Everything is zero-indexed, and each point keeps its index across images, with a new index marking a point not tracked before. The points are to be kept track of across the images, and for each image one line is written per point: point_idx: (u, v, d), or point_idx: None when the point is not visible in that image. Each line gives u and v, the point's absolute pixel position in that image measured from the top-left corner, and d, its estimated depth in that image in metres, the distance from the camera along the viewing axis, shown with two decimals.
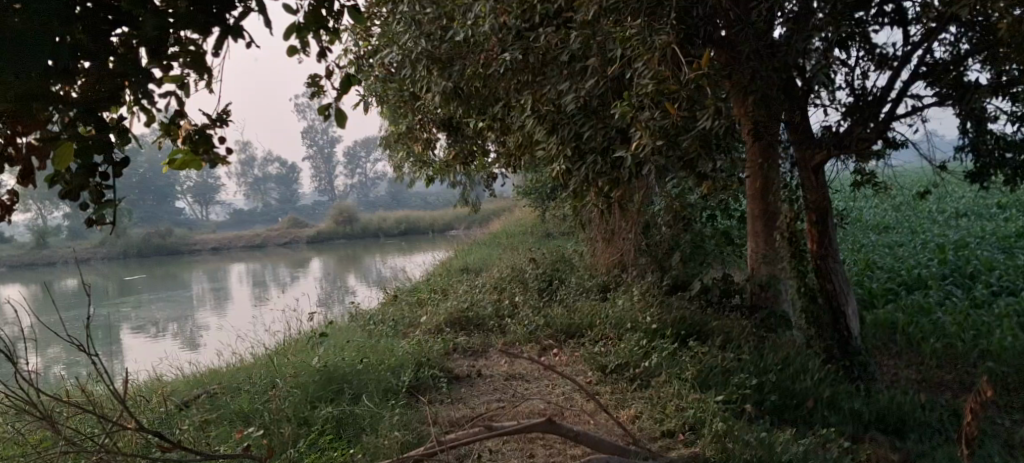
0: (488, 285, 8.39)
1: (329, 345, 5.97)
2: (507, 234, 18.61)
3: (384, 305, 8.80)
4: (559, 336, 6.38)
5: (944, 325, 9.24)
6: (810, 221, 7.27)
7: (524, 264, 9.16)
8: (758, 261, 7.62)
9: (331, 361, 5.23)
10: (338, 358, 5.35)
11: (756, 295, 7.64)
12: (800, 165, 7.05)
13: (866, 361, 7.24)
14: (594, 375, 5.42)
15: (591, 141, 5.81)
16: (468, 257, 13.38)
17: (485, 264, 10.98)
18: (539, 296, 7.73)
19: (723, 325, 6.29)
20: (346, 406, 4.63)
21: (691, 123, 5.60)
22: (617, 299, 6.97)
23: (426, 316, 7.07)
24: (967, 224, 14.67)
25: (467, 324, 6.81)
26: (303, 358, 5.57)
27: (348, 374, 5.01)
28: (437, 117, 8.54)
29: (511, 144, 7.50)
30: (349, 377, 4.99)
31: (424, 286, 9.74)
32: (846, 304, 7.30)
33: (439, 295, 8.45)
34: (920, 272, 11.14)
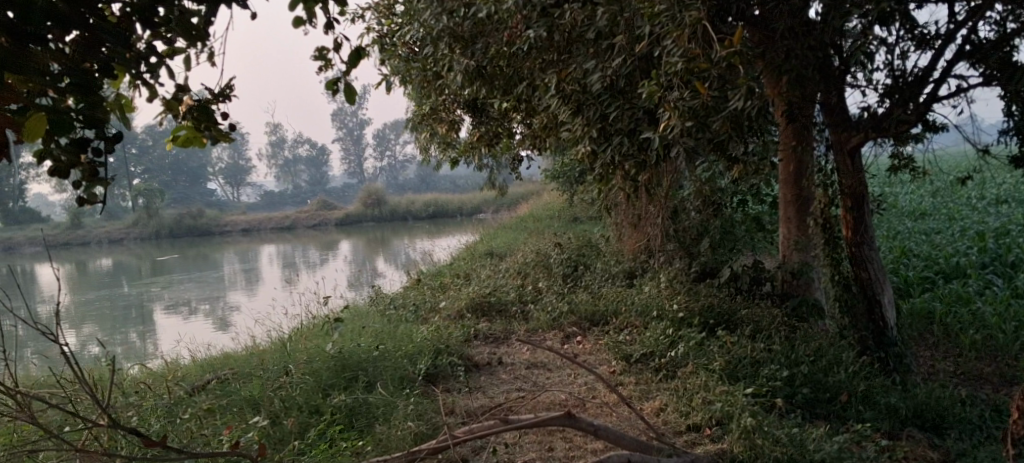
0: (512, 270, 8.24)
1: (349, 330, 5.87)
2: (535, 217, 18.43)
3: (406, 289, 8.69)
4: (583, 324, 6.22)
5: (984, 316, 8.93)
6: (845, 207, 7.01)
7: (549, 249, 8.99)
8: (791, 247, 7.49)
9: (346, 347, 5.13)
10: (354, 344, 5.23)
11: (788, 282, 7.40)
12: (836, 148, 6.79)
13: (901, 352, 6.98)
14: (618, 365, 5.24)
15: (618, 122, 5.61)
16: (493, 241, 13.24)
17: (510, 248, 10.83)
18: (563, 282, 7.56)
19: (754, 314, 6.08)
20: (360, 394, 4.55)
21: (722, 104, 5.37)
22: (643, 286, 6.78)
23: (447, 301, 6.94)
24: (1008, 210, 14.21)
25: (490, 309, 6.67)
26: (320, 343, 5.47)
27: (363, 360, 4.93)
28: (461, 97, 8.37)
29: (536, 125, 7.31)
30: (365, 364, 4.91)
31: (448, 270, 9.61)
32: (881, 293, 7.05)
33: (462, 279, 8.32)
34: (958, 260, 10.79)
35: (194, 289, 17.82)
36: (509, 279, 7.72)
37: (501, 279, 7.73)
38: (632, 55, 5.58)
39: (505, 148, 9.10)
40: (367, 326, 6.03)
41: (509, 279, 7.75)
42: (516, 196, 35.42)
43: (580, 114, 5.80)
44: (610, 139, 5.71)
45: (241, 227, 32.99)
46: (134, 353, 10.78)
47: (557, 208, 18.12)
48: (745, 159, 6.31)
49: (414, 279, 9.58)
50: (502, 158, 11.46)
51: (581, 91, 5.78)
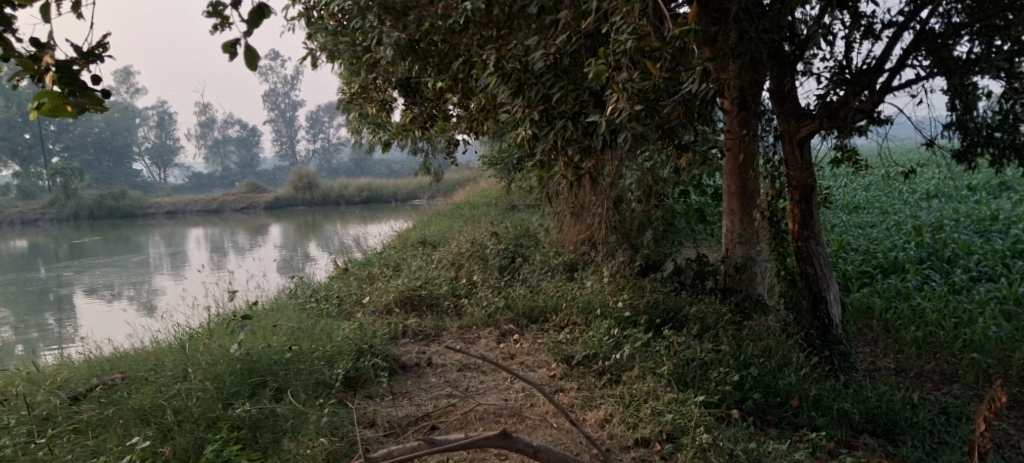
0: (446, 260, 7.78)
1: (258, 329, 5.32)
2: (470, 205, 17.97)
3: (333, 279, 8.15)
4: (521, 321, 5.81)
5: (923, 312, 8.88)
6: (792, 201, 6.79)
7: (485, 238, 8.56)
8: (733, 240, 7.20)
9: (256, 347, 4.70)
10: (264, 344, 4.74)
11: (731, 276, 7.13)
12: (784, 139, 6.56)
13: (847, 350, 6.78)
14: (558, 368, 4.85)
15: (561, 105, 5.19)
16: (427, 229, 12.74)
17: (446, 236, 10.36)
18: (499, 274, 7.14)
19: (700, 311, 5.75)
20: (265, 403, 4.16)
21: (674, 87, 5.01)
22: (585, 280, 6.41)
23: (375, 294, 6.45)
24: (939, 205, 14.39)
25: (421, 304, 6.21)
26: (229, 341, 4.94)
27: (275, 363, 4.54)
28: (395, 76, 7.85)
29: (473, 107, 6.86)
30: (276, 367, 4.52)
31: (378, 258, 9.09)
32: (826, 290, 6.85)
33: (392, 269, 7.83)
34: (896, 255, 10.78)
35: (109, 273, 16.82)
36: (442, 270, 7.27)
37: (434, 271, 7.28)
38: (577, 32, 5.17)
39: (440, 131, 8.63)
40: (285, 322, 5.50)
41: (442, 270, 7.30)
42: (453, 182, 34.87)
43: (521, 95, 5.37)
44: (552, 123, 5.29)
45: (165, 208, 31.62)
46: (36, 343, 9.95)
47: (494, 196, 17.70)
48: (694, 148, 5.98)
49: (342, 269, 9.04)
50: (438, 142, 10.97)
51: (522, 70, 5.34)
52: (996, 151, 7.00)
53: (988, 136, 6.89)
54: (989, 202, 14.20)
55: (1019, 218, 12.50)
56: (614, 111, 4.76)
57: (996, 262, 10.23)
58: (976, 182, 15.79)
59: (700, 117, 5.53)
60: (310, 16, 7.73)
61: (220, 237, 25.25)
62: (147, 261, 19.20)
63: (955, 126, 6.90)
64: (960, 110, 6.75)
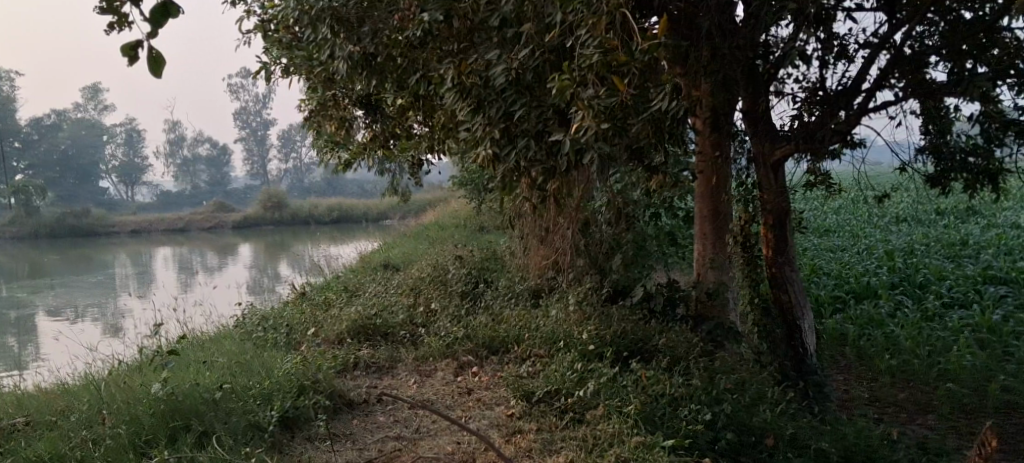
0: (406, 285, 7.43)
1: (192, 365, 4.93)
2: (438, 226, 17.61)
3: (288, 304, 7.75)
4: (480, 353, 5.45)
5: (897, 340, 8.67)
6: (765, 225, 6.57)
7: (448, 262, 8.22)
8: (704, 265, 6.79)
9: (179, 384, 4.41)
10: (190, 384, 4.40)
11: (702, 303, 6.87)
12: (757, 162, 6.36)
13: (823, 381, 6.50)
14: (516, 406, 4.51)
15: (524, 123, 4.88)
16: (392, 251, 12.35)
17: (409, 258, 9.98)
18: (460, 301, 6.79)
19: (670, 342, 5.44)
20: (180, 450, 3.89)
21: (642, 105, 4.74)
22: (550, 308, 6.08)
23: (327, 322, 6.07)
24: (908, 229, 14.31)
25: (375, 334, 5.84)
26: (158, 377, 4.55)
27: (202, 405, 4.20)
28: (354, 92, 7.53)
29: (435, 125, 6.55)
30: (203, 410, 4.18)
31: (336, 283, 8.69)
32: (801, 318, 6.60)
33: (348, 295, 7.45)
34: (868, 280, 10.60)
35: (62, 294, 16.19)
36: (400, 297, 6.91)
37: (392, 297, 6.92)
38: (540, 46, 4.88)
39: (401, 151, 8.30)
40: (224, 355, 5.11)
41: (402, 296, 6.95)
42: (422, 203, 34.50)
43: (481, 112, 5.05)
44: (513, 142, 4.96)
45: (130, 227, 30.98)
46: None
47: (463, 217, 17.36)
48: (664, 170, 5.70)
49: (299, 292, 8.64)
50: (401, 162, 10.64)
51: (482, 86, 5.03)
52: (968, 178, 6.76)
53: (962, 161, 6.68)
54: (957, 226, 14.14)
55: (988, 242, 12.43)
56: (580, 129, 4.46)
57: (968, 288, 10.08)
58: (944, 206, 15.78)
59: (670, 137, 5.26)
60: (265, 29, 7.40)
61: (183, 257, 24.64)
62: (104, 282, 18.58)
63: (926, 150, 6.74)
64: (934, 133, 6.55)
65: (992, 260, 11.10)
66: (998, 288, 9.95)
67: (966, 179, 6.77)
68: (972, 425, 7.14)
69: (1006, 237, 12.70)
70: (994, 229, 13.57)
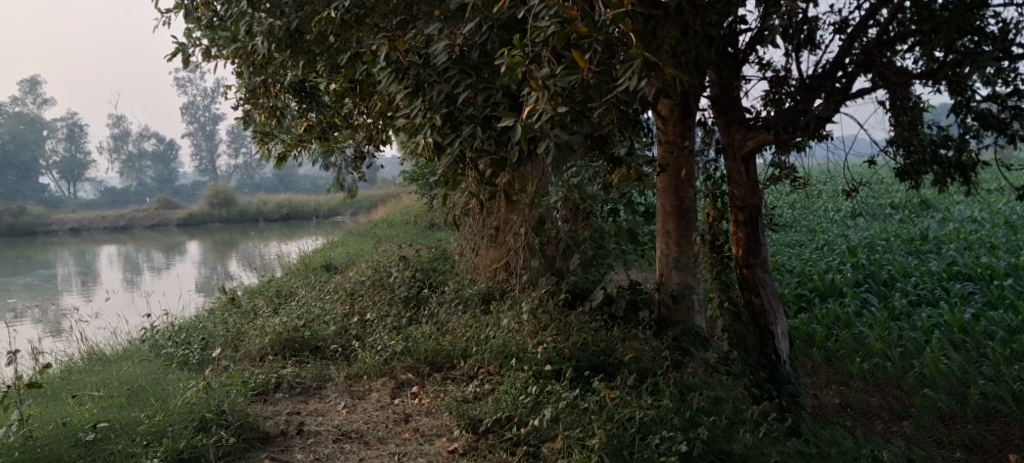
0: (343, 290, 6.78)
1: (89, 405, 4.29)
2: (384, 223, 16.91)
3: (214, 311, 7.05)
4: (422, 370, 4.94)
5: (866, 341, 8.24)
6: (735, 221, 6.07)
7: (392, 263, 7.57)
8: (668, 266, 6.36)
9: (41, 424, 4.02)
10: (56, 423, 4.02)
11: (666, 307, 6.32)
12: (727, 154, 5.90)
13: (797, 391, 6.00)
14: (460, 439, 4.05)
15: (470, 108, 4.23)
16: (334, 250, 11.65)
17: (351, 259, 9.31)
18: (401, 308, 6.16)
19: (633, 351, 4.93)
20: None
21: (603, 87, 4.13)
22: (501, 317, 5.49)
23: (250, 333, 5.60)
24: (866, 223, 14.02)
25: (302, 349, 5.30)
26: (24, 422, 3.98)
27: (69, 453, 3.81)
28: (283, 78, 6.83)
29: (372, 112, 5.89)
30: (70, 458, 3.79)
31: (269, 286, 8.00)
32: (773, 324, 6.10)
33: (278, 301, 6.78)
34: (832, 278, 10.21)
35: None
36: (334, 303, 6.26)
37: (329, 306, 6.29)
38: (489, 19, 4.24)
39: (338, 143, 7.60)
40: (118, 386, 4.60)
41: (339, 305, 6.31)
42: (371, 199, 33.61)
43: (419, 95, 4.39)
44: (457, 130, 4.31)
45: (69, 225, 29.77)
46: None
47: (411, 213, 16.70)
48: (628, 162, 5.11)
49: (230, 297, 7.93)
50: (342, 155, 9.92)
51: (421, 65, 4.37)
52: (938, 172, 6.27)
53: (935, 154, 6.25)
54: (914, 220, 13.89)
55: (947, 237, 12.16)
56: (534, 113, 3.85)
57: (934, 285, 9.72)
58: (899, 199, 15.52)
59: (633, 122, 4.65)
60: (183, 6, 6.66)
61: (122, 255, 23.52)
62: (32, 282, 17.57)
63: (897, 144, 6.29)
64: (913, 123, 6.08)
65: (956, 256, 10.78)
66: (964, 285, 9.61)
67: (937, 173, 6.30)
68: (949, 433, 6.73)
69: (964, 232, 12.44)
70: (952, 223, 13.34)
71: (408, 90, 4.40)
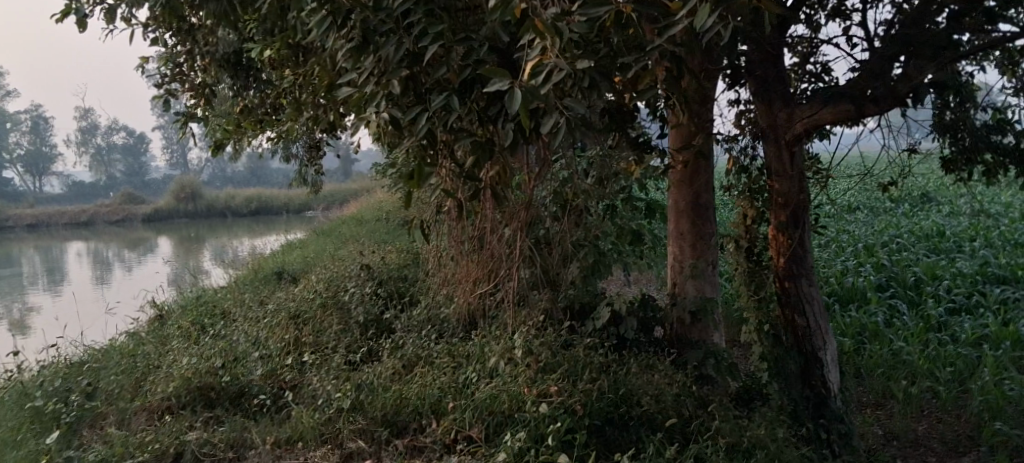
0: (284, 313, 5.52)
1: None
2: (347, 221, 15.56)
3: (133, 336, 5.78)
4: (378, 436, 3.98)
5: (907, 358, 7.03)
6: (775, 222, 4.87)
7: (349, 273, 6.27)
8: (681, 274, 5.18)
9: None
10: None
11: (683, 326, 5.14)
12: (767, 139, 4.69)
13: (851, 433, 4.81)
14: None
15: (444, 69, 3.03)
16: (288, 254, 10.34)
17: (302, 266, 8.02)
18: (355, 343, 4.99)
19: (651, 385, 4.18)
20: None
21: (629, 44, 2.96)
22: (485, 359, 4.37)
23: (160, 377, 4.64)
24: (870, 217, 12.85)
25: (220, 400, 4.44)
26: None
27: None
28: (206, 48, 5.50)
29: (315, 83, 4.59)
30: None
31: (201, 302, 6.73)
32: (822, 349, 4.91)
33: (206, 332, 5.56)
34: (852, 281, 8.89)
35: None
36: (276, 341, 5.08)
37: (269, 341, 5.11)
38: None
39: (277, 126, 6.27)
40: None
41: (280, 337, 5.13)
42: (342, 194, 32.03)
43: (369, 51, 3.13)
44: (423, 101, 3.08)
45: (25, 222, 27.86)
46: None
47: (376, 211, 15.35)
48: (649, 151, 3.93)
49: (158, 317, 6.65)
50: (289, 144, 8.56)
51: (371, 7, 3.08)
52: (1000, 161, 5.00)
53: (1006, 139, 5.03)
54: (919, 214, 12.71)
55: (966, 234, 10.98)
56: (539, 73, 2.73)
57: (969, 290, 8.45)
58: (901, 191, 14.36)
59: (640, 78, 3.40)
60: None
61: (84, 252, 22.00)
62: None
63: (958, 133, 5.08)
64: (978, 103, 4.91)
65: (986, 254, 9.56)
66: (1002, 290, 8.40)
67: (987, 162, 5.02)
68: None
69: (981, 228, 11.27)
70: (964, 217, 12.17)
71: (351, 44, 3.13)
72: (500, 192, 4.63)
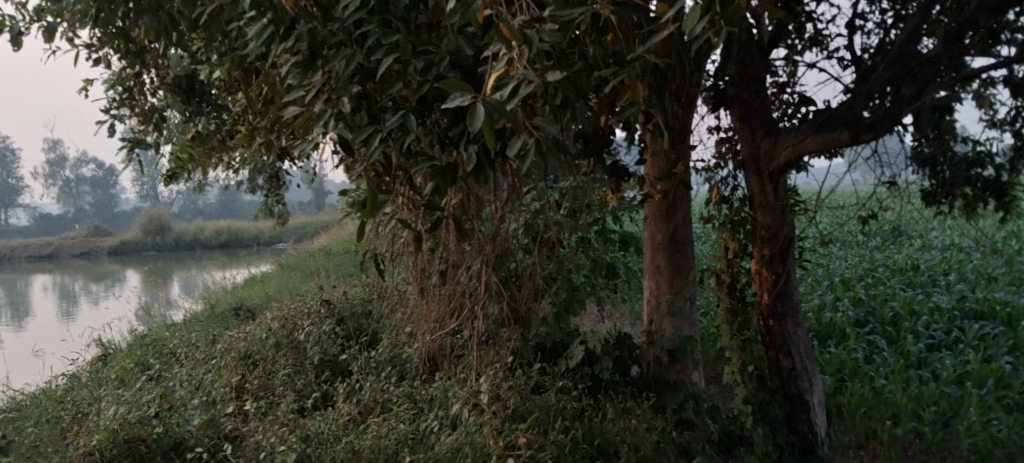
0: (233, 353, 5.28)
1: None
2: (313, 255, 15.15)
3: (73, 380, 5.38)
4: None
5: (889, 397, 6.70)
6: (758, 258, 4.62)
7: (307, 309, 5.92)
8: (659, 310, 4.90)
9: None
10: None
11: (660, 366, 4.83)
12: (748, 168, 4.46)
13: None
14: None
15: (400, 85, 2.80)
16: (250, 289, 9.92)
17: (261, 302, 7.63)
18: (307, 385, 4.80)
19: (628, 432, 3.98)
20: None
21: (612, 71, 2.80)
22: (449, 406, 4.17)
23: (92, 426, 4.28)
24: (844, 250, 12.70)
25: (151, 454, 4.07)
26: None
27: None
28: (157, 69, 5.22)
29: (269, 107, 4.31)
30: None
31: (149, 342, 6.31)
32: (809, 391, 4.65)
33: (155, 377, 5.31)
34: (830, 316, 8.65)
35: None
36: (223, 386, 4.86)
37: (215, 384, 4.89)
38: None
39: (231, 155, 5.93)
40: None
41: (225, 380, 4.91)
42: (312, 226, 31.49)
43: (317, 65, 2.90)
44: (377, 120, 2.85)
45: None
46: None
47: (344, 245, 14.95)
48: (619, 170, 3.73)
49: (103, 358, 6.22)
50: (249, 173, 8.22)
51: (319, 18, 2.86)
52: (974, 194, 4.63)
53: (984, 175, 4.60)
54: (892, 247, 12.57)
55: (941, 268, 10.83)
56: (503, 88, 2.48)
57: (948, 325, 8.24)
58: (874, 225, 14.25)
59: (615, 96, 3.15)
60: None
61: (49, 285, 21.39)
62: None
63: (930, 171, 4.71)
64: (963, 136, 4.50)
65: (963, 288, 9.37)
66: (981, 325, 8.20)
67: (967, 195, 4.66)
68: None
69: (956, 262, 11.13)
70: (937, 251, 12.04)
71: (298, 58, 2.90)
72: (465, 224, 4.36)
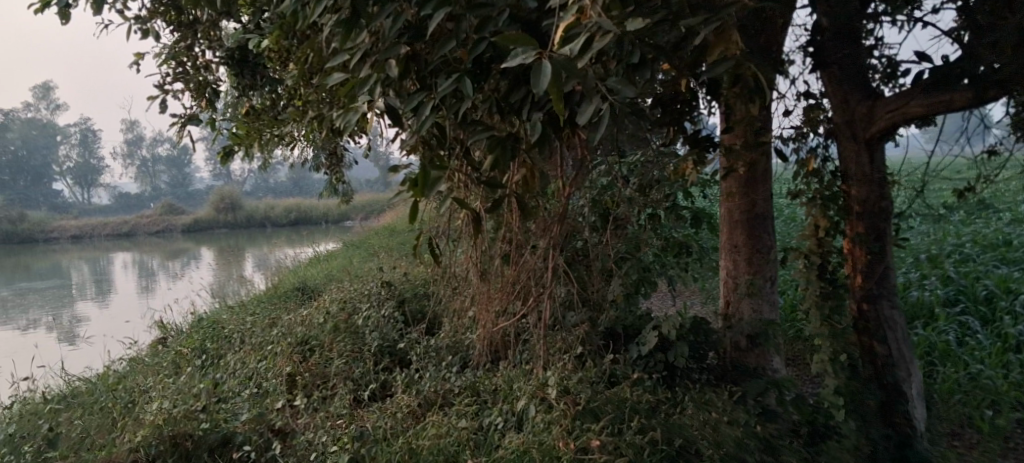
0: (290, 339, 5.24)
1: None
2: (374, 234, 15.03)
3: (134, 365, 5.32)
4: None
5: (987, 383, 6.07)
6: (850, 234, 4.20)
7: (366, 292, 5.74)
8: (737, 293, 4.53)
9: None
10: None
11: (738, 351, 4.45)
12: (840, 135, 4.08)
13: None
14: None
15: (452, 44, 2.54)
16: (311, 269, 9.82)
17: (321, 282, 7.49)
18: (364, 374, 4.67)
19: (708, 426, 3.67)
20: None
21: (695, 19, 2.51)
22: (514, 405, 3.95)
23: (145, 417, 4.20)
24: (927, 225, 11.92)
25: (198, 450, 3.93)
26: None
27: None
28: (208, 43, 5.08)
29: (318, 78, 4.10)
30: None
31: (210, 324, 6.22)
32: (907, 381, 4.23)
33: (211, 366, 5.22)
34: (917, 294, 8.03)
35: None
36: (278, 377, 4.73)
37: (269, 373, 4.80)
38: None
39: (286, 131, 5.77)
40: None
41: (279, 369, 4.81)
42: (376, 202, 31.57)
43: (361, 25, 2.66)
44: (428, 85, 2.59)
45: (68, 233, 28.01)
46: None
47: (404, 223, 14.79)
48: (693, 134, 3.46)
49: (164, 343, 6.15)
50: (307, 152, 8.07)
51: None
52: None
53: None
54: (980, 221, 11.74)
55: None
56: (572, 40, 2.22)
57: None
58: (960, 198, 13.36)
59: (699, 52, 2.82)
60: None
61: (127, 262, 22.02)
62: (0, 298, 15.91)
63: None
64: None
65: None
66: None
67: None
68: None
69: None
70: None
71: (340, 18, 2.66)
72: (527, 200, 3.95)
